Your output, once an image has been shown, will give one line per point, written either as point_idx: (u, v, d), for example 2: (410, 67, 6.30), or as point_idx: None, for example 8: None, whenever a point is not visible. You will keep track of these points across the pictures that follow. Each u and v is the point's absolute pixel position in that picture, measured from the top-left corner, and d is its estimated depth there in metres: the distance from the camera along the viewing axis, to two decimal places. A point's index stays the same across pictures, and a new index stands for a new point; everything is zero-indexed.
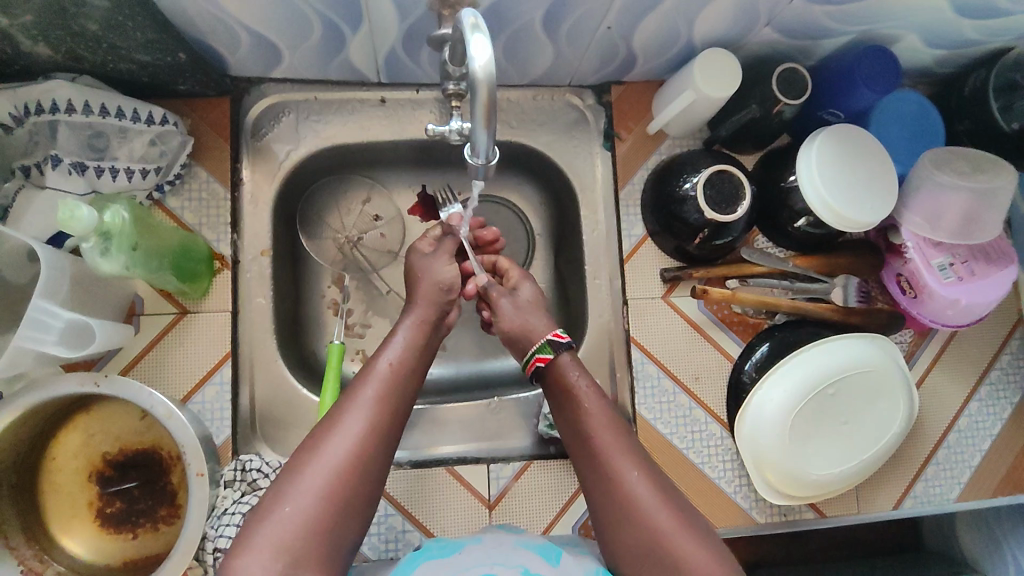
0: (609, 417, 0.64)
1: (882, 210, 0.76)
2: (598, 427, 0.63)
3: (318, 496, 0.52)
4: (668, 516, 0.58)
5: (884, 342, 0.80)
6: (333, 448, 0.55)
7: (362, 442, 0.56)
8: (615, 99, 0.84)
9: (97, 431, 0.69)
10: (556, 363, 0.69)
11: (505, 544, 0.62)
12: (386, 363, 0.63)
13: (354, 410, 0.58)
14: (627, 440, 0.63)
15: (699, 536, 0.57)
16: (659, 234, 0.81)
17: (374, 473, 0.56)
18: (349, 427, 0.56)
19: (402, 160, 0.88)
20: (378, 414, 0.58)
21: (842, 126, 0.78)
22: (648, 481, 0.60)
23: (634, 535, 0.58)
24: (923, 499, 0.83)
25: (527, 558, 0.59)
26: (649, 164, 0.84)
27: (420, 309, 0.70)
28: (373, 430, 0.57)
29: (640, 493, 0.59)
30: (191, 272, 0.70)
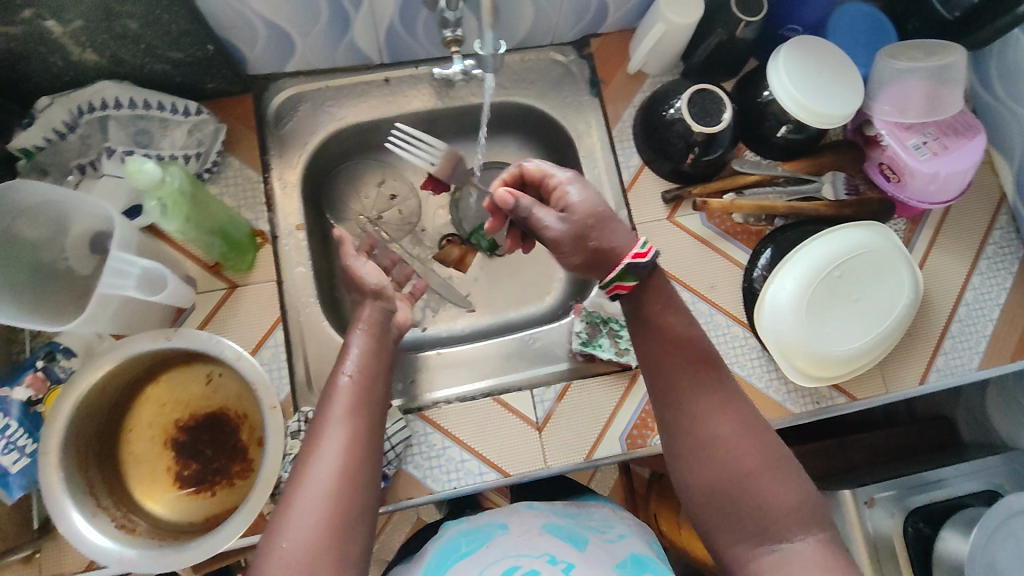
0: (679, 350, 0.65)
1: (852, 103, 0.83)
2: (669, 360, 0.64)
3: (313, 522, 0.55)
4: (752, 459, 0.59)
5: (880, 228, 0.85)
6: (314, 473, 0.57)
7: (342, 459, 0.59)
8: (595, 50, 0.93)
9: (169, 400, 0.73)
10: (638, 290, 0.66)
11: (530, 530, 0.71)
12: (347, 376, 0.65)
13: (328, 429, 0.61)
14: (703, 376, 0.63)
15: (781, 478, 0.58)
16: (655, 161, 0.88)
17: (360, 485, 0.58)
18: (328, 447, 0.59)
19: (411, 137, 0.97)
20: (351, 430, 0.61)
21: (802, 38, 0.86)
22: (735, 424, 0.61)
23: (717, 476, 0.59)
24: (946, 371, 0.87)
25: (554, 545, 0.68)
26: (635, 102, 0.91)
27: (365, 317, 0.70)
28: (349, 447, 0.60)
29: (718, 436, 0.60)
30: (237, 242, 0.76)
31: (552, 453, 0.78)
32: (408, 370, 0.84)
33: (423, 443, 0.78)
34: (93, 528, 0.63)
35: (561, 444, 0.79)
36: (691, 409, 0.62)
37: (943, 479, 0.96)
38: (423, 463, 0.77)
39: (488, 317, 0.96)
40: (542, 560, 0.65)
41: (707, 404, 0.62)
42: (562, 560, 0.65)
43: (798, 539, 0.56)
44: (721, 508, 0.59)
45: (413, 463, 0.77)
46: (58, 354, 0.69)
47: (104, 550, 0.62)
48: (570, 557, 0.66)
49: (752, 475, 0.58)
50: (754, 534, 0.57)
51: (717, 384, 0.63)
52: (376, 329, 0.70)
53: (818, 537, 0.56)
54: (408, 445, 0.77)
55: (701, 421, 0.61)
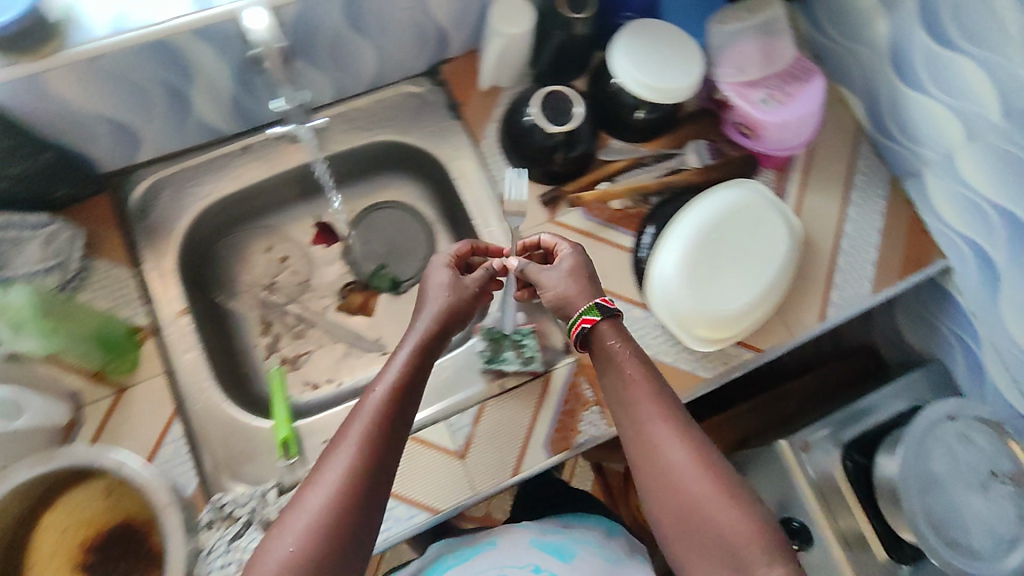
0: (660, 406, 0.67)
1: (696, 74, 0.86)
2: (651, 415, 0.67)
3: (303, 534, 0.55)
4: (705, 484, 0.62)
5: (747, 183, 0.89)
6: (308, 501, 0.57)
7: (342, 489, 0.57)
8: (448, 76, 0.94)
9: (67, 523, 0.70)
10: (599, 328, 0.72)
11: (520, 545, 0.80)
12: (383, 389, 0.64)
13: (344, 449, 0.59)
14: (687, 435, 0.65)
15: (730, 502, 0.62)
16: (526, 168, 0.90)
17: (363, 519, 0.57)
18: (337, 464, 0.59)
19: (287, 197, 0.97)
20: (363, 456, 0.59)
21: (633, 24, 0.89)
22: (684, 445, 0.65)
23: (674, 504, 0.63)
24: (844, 305, 0.90)
25: (539, 556, 0.79)
26: (495, 117, 0.93)
27: (439, 300, 0.73)
28: (359, 471, 0.58)
29: (703, 500, 0.62)
30: (112, 344, 0.75)
31: (478, 478, 0.78)
32: (321, 431, 0.81)
33: None
34: None
35: (486, 467, 0.78)
36: (644, 437, 0.66)
37: (873, 403, 0.99)
38: None
39: None
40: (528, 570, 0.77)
41: (687, 460, 0.64)
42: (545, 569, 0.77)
43: (764, 567, 0.58)
44: (687, 534, 0.62)
45: None
46: None
47: None
48: (551, 566, 0.77)
49: (700, 500, 0.62)
50: (718, 563, 0.60)
51: (672, 412, 0.67)
52: (455, 311, 0.73)
53: (781, 566, 0.58)
54: None
55: (653, 443, 0.66)
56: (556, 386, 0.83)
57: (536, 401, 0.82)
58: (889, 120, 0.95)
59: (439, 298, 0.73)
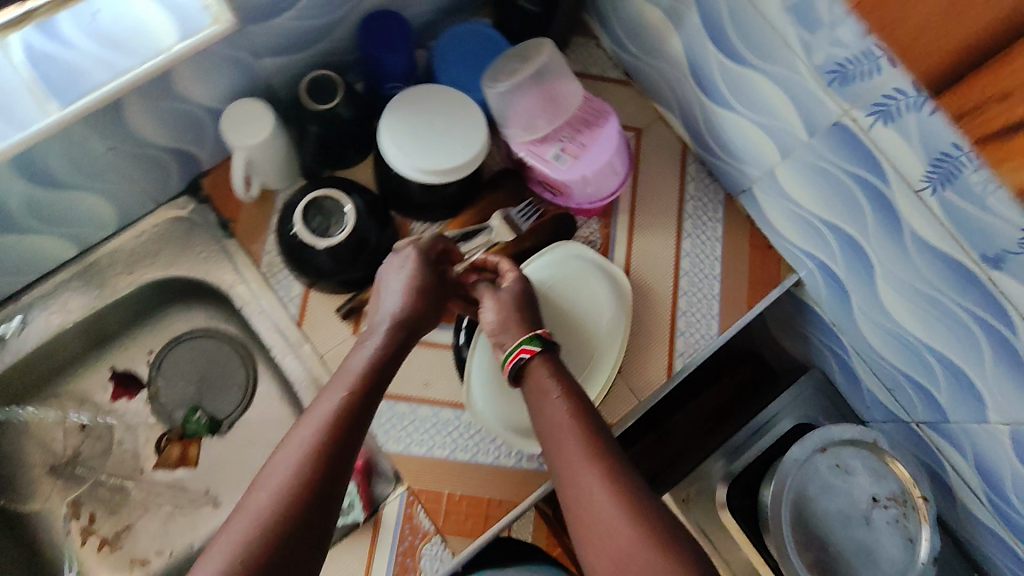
0: (589, 440, 0.60)
1: (476, 142, 0.77)
2: (580, 451, 0.59)
3: (235, 545, 0.49)
4: (626, 528, 0.54)
5: (566, 247, 0.83)
6: (231, 525, 0.51)
7: (281, 498, 0.52)
8: (210, 190, 0.83)
9: None
10: (531, 366, 0.66)
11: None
12: (355, 386, 0.60)
13: (298, 445, 0.55)
14: (622, 474, 0.58)
15: (658, 542, 0.53)
16: (314, 282, 0.80)
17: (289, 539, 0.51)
18: (256, 489, 0.53)
19: (68, 360, 0.86)
20: (314, 454, 0.55)
21: (397, 97, 0.78)
22: (614, 486, 0.57)
23: (602, 547, 0.54)
24: (689, 353, 0.84)
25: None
26: (271, 228, 0.83)
27: (403, 287, 0.70)
28: (307, 477, 0.53)
29: (635, 551, 0.53)
30: None
31: None
32: None
33: None
34: None
35: None
36: (574, 468, 0.59)
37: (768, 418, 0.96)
38: None
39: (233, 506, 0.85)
40: None
41: (618, 505, 0.55)
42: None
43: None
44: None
45: None
46: None
47: None
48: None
49: (628, 544, 0.53)
50: None
51: (600, 445, 0.60)
52: (422, 290, 0.70)
53: None
54: None
55: (584, 479, 0.58)
56: (389, 523, 0.75)
57: (370, 545, 0.75)
58: (708, 139, 0.86)
59: (405, 283, 0.70)
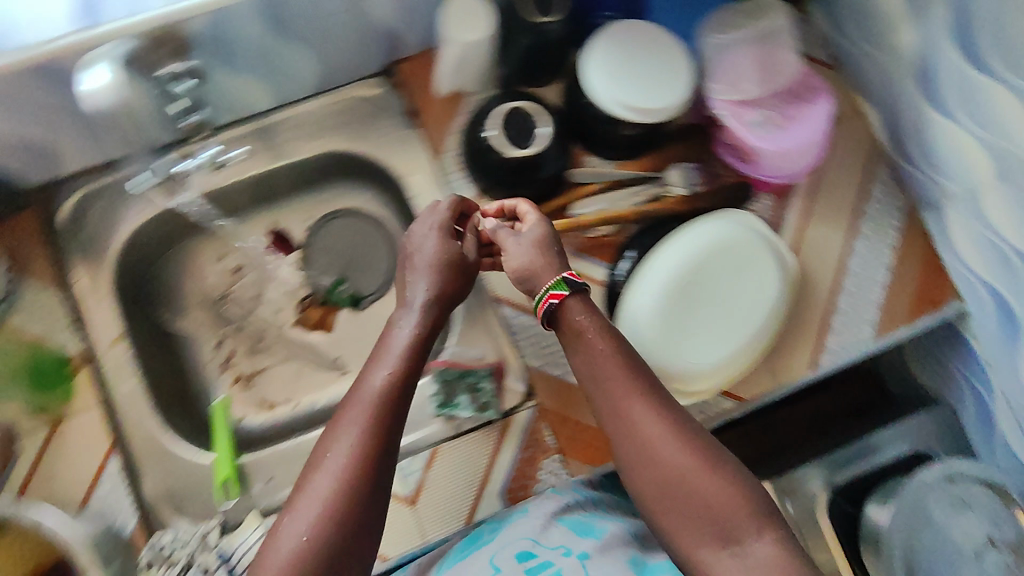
0: (629, 373, 0.62)
1: (680, 87, 0.74)
2: (624, 385, 0.61)
3: (299, 537, 0.52)
4: (684, 456, 0.58)
5: (737, 214, 0.78)
6: (314, 484, 0.54)
7: (361, 461, 0.55)
8: (405, 76, 0.84)
9: (5, 561, 0.70)
10: (565, 308, 0.65)
11: (549, 520, 0.66)
12: (386, 370, 0.60)
13: (340, 439, 0.56)
14: (654, 399, 0.61)
15: (713, 468, 0.58)
16: (489, 188, 0.81)
17: (366, 495, 0.54)
18: (342, 443, 0.56)
19: (235, 207, 0.90)
20: (377, 421, 0.57)
21: (612, 26, 0.77)
22: (655, 416, 0.60)
23: (652, 480, 0.58)
24: (839, 351, 0.81)
25: (564, 536, 0.65)
26: (458, 127, 0.83)
27: (426, 263, 0.68)
28: (369, 442, 0.56)
29: (686, 469, 0.57)
30: (48, 380, 0.74)
31: (427, 526, 0.75)
32: (264, 471, 0.78)
33: None
34: None
35: (437, 514, 0.75)
36: (614, 412, 0.61)
37: (874, 442, 0.92)
38: None
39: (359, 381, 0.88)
40: (558, 555, 0.63)
41: (662, 419, 0.60)
42: (574, 551, 0.63)
43: (750, 535, 0.55)
44: (672, 507, 0.57)
45: None
46: None
47: None
48: (583, 547, 0.64)
49: (690, 476, 0.57)
50: (709, 536, 0.56)
51: (646, 383, 0.62)
52: (451, 262, 0.69)
53: (773, 535, 0.55)
54: None
55: (626, 419, 0.60)
56: (515, 431, 0.78)
57: (494, 446, 0.78)
58: (908, 139, 0.82)
59: (432, 253, 0.69)
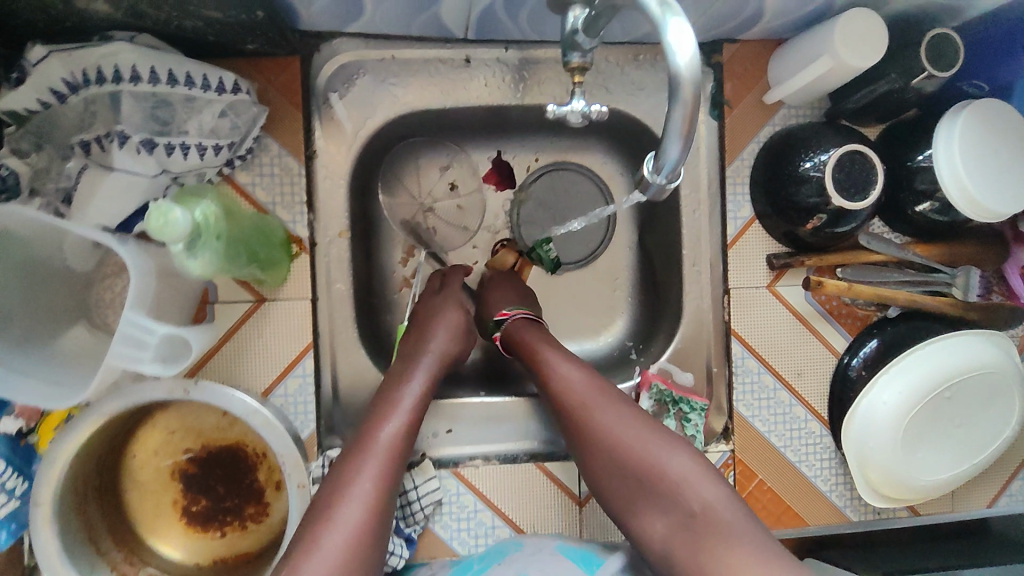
0: (592, 379, 0.63)
1: (1023, 199, 0.69)
2: (585, 387, 0.62)
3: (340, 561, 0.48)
4: (650, 445, 0.58)
5: (1003, 341, 0.74)
6: (344, 519, 0.51)
7: (375, 509, 0.52)
8: (726, 61, 0.74)
9: (178, 427, 0.64)
10: (510, 330, 0.71)
11: (545, 551, 0.62)
12: (401, 419, 0.59)
13: (364, 476, 0.54)
14: (619, 395, 0.62)
15: (681, 461, 0.57)
16: (768, 215, 0.74)
17: (377, 545, 0.52)
18: (358, 495, 0.52)
19: (480, 125, 0.80)
20: (385, 483, 0.54)
21: (986, 100, 0.69)
22: (622, 413, 0.60)
23: (626, 474, 0.58)
24: (1019, 498, 0.81)
25: (562, 572, 0.58)
26: (761, 136, 0.75)
27: (450, 326, 0.69)
28: (381, 488, 0.54)
29: (635, 445, 0.58)
30: (268, 259, 0.64)
31: (589, 530, 0.73)
32: (446, 419, 0.73)
33: (454, 503, 0.71)
34: None
35: (601, 524, 0.73)
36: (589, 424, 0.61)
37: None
38: (451, 524, 0.71)
39: None
40: None
41: (611, 410, 0.60)
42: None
43: (714, 512, 0.53)
44: (640, 505, 0.57)
45: (441, 523, 0.71)
46: None
47: None
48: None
49: (643, 458, 0.57)
50: (671, 523, 0.54)
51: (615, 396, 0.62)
52: (463, 330, 0.70)
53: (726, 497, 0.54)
54: (438, 504, 0.71)
55: (591, 420, 0.60)
56: None
57: None
58: None
59: (452, 327, 0.69)
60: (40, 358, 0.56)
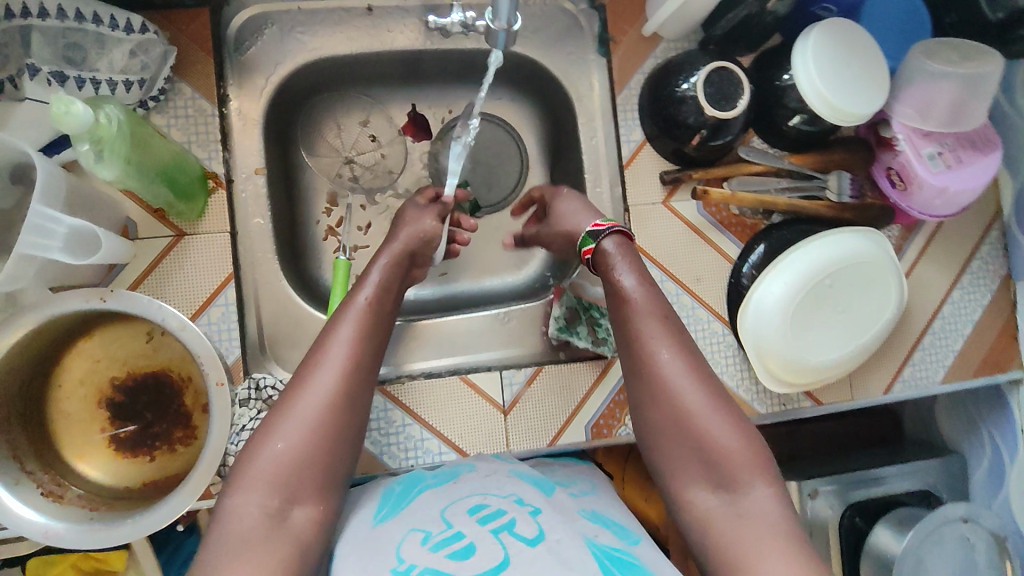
0: (652, 306, 0.66)
1: (877, 102, 0.77)
2: (639, 311, 0.66)
3: (309, 422, 0.57)
4: (699, 399, 0.61)
5: (876, 235, 0.82)
6: (317, 384, 0.58)
7: (346, 376, 0.59)
8: (609, 2, 0.81)
9: (103, 357, 0.68)
10: (600, 252, 0.70)
11: (498, 474, 0.65)
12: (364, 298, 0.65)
13: (335, 345, 0.61)
14: (667, 327, 0.65)
15: (736, 430, 0.61)
16: (658, 137, 0.81)
17: (357, 397, 0.60)
18: (328, 365, 0.59)
19: (391, 76, 0.86)
20: (354, 353, 0.61)
21: (837, 20, 0.77)
22: (683, 365, 0.63)
23: (664, 418, 0.62)
24: (910, 382, 0.88)
25: (521, 489, 0.61)
26: (646, 68, 0.82)
27: (422, 225, 0.74)
28: (354, 356, 0.61)
29: (675, 384, 0.62)
30: (184, 189, 0.68)
31: (516, 437, 0.78)
32: None
33: (383, 417, 0.76)
34: (20, 499, 0.59)
35: (524, 429, 0.78)
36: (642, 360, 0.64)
37: (882, 476, 0.99)
38: (380, 439, 0.75)
39: (458, 284, 0.90)
40: (509, 501, 0.58)
41: (668, 348, 0.64)
42: (529, 504, 0.57)
43: (746, 485, 0.58)
44: (669, 448, 0.62)
45: (371, 437, 0.75)
46: None
47: (35, 524, 0.58)
48: (538, 503, 0.58)
49: (700, 427, 0.60)
50: (704, 478, 0.60)
51: (675, 345, 0.64)
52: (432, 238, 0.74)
53: (768, 486, 0.58)
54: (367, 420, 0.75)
55: (650, 359, 0.64)
56: (616, 371, 0.81)
57: (591, 382, 0.80)
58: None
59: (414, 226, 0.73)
60: None
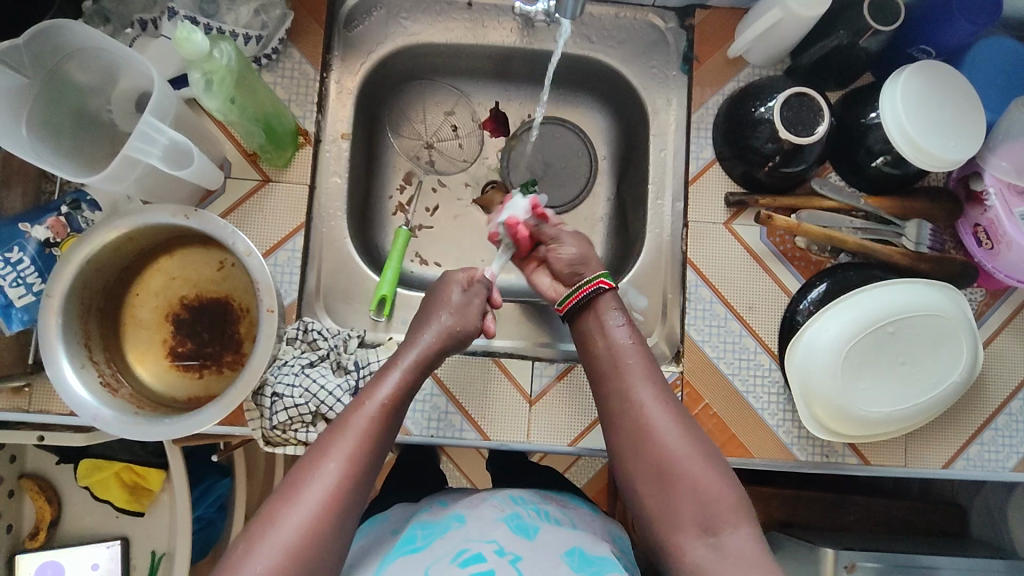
0: (645, 362, 0.69)
1: (966, 149, 0.73)
2: (633, 366, 0.68)
3: (290, 538, 0.53)
4: (681, 444, 0.62)
5: (953, 292, 0.77)
6: (306, 497, 0.55)
7: (339, 493, 0.56)
8: (698, 23, 0.83)
9: (177, 276, 0.75)
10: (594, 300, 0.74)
11: (483, 519, 0.62)
12: (373, 405, 0.62)
13: (332, 456, 0.58)
14: (658, 383, 0.67)
15: (716, 473, 0.61)
16: (728, 158, 0.80)
17: (347, 511, 0.57)
18: (324, 477, 0.57)
19: (480, 71, 0.92)
20: (353, 463, 0.58)
21: (929, 62, 0.74)
22: (663, 408, 0.65)
23: (644, 460, 0.62)
24: (976, 462, 0.80)
25: (501, 535, 0.59)
26: (726, 90, 0.83)
27: (441, 322, 0.71)
28: (348, 468, 0.58)
29: (657, 424, 0.64)
30: (277, 135, 0.74)
31: (537, 428, 0.78)
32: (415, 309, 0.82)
33: None
34: (80, 379, 0.65)
35: (547, 422, 0.78)
36: (629, 408, 0.65)
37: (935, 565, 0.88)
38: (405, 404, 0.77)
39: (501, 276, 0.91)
40: (488, 549, 0.57)
41: (656, 397, 0.66)
42: (510, 553, 0.57)
43: (731, 528, 0.57)
44: (652, 490, 0.61)
45: None
46: (83, 204, 0.71)
47: (86, 405, 0.64)
48: (520, 551, 0.57)
49: (685, 468, 0.61)
50: (688, 523, 0.58)
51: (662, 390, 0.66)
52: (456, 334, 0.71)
53: (749, 530, 0.57)
54: None
55: (632, 399, 0.66)
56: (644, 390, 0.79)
57: None
58: None
59: (454, 317, 0.72)
60: (69, 163, 0.66)
